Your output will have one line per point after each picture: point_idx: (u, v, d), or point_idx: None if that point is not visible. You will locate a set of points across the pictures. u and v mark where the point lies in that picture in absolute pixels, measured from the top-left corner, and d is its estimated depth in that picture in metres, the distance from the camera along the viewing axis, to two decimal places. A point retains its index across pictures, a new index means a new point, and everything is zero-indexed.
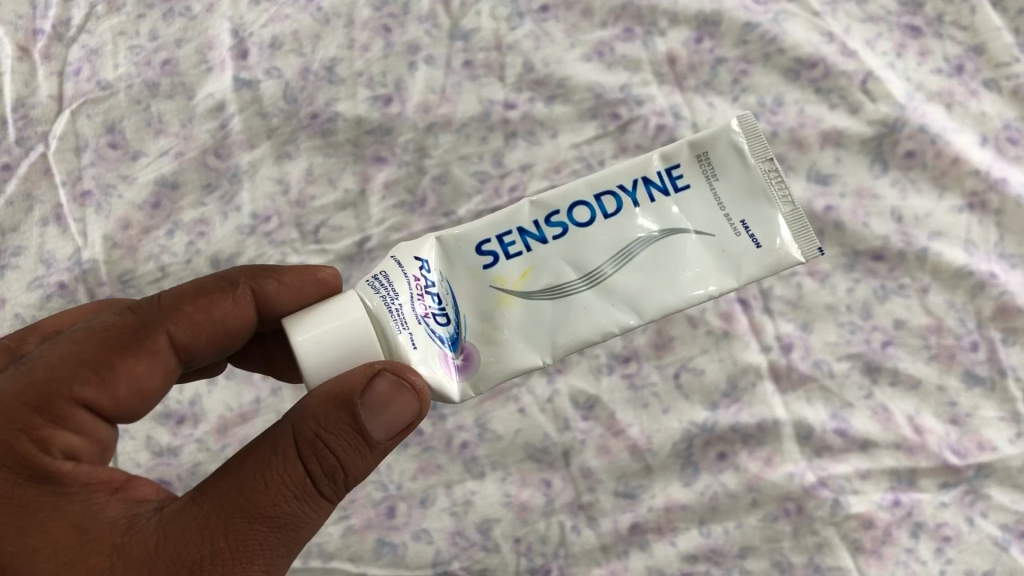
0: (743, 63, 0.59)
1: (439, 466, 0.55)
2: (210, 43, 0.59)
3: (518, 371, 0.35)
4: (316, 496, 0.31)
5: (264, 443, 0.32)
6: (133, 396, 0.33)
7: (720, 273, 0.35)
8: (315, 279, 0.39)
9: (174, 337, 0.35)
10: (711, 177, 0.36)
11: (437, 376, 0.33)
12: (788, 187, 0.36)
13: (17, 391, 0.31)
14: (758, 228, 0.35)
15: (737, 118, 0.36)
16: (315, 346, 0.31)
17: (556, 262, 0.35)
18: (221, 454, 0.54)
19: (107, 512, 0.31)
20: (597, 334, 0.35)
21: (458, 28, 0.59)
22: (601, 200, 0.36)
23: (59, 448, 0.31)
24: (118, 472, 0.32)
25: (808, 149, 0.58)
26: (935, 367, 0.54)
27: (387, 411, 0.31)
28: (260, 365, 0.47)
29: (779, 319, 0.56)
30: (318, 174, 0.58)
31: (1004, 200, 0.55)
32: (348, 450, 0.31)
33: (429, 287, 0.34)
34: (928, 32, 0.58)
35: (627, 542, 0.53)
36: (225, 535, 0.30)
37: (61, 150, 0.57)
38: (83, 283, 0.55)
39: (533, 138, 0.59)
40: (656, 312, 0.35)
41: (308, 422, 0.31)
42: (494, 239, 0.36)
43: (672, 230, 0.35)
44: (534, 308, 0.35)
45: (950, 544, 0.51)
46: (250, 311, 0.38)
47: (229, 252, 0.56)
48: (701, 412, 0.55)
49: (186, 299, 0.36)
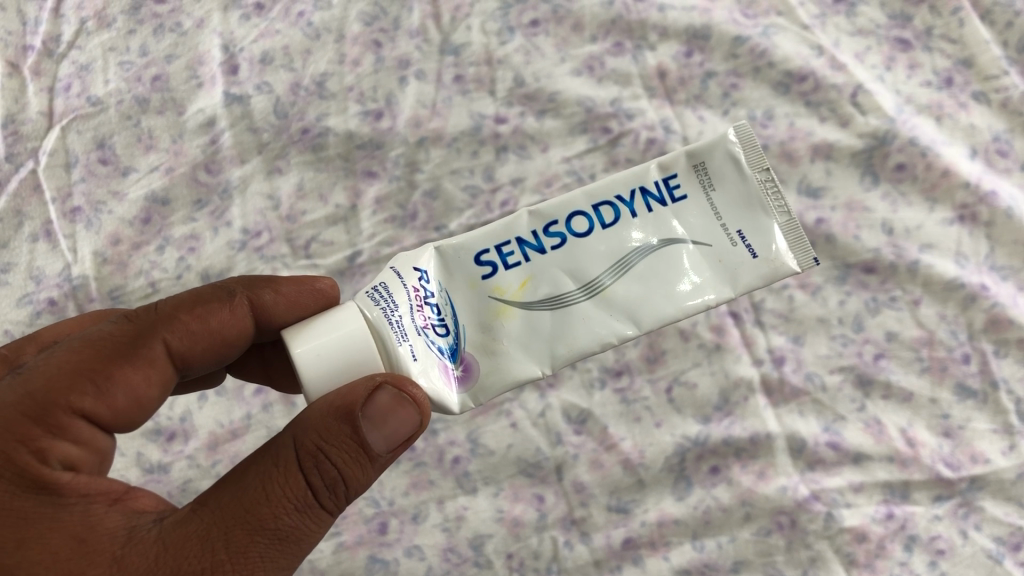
0: (733, 76, 0.59)
1: (430, 482, 0.55)
2: (201, 59, 0.59)
3: (518, 381, 0.35)
4: (317, 508, 0.31)
5: (264, 455, 0.31)
6: (131, 406, 0.33)
7: (717, 282, 0.35)
8: (313, 289, 0.39)
9: (170, 346, 0.35)
10: (708, 188, 0.36)
11: (437, 387, 0.33)
12: (784, 197, 0.36)
13: (15, 401, 0.31)
14: (754, 238, 0.35)
15: (733, 128, 0.36)
16: (315, 358, 0.31)
17: (554, 272, 0.35)
18: (211, 471, 0.54)
19: (105, 523, 0.30)
20: (595, 344, 0.35)
21: (449, 43, 0.59)
22: (599, 210, 0.36)
23: (57, 459, 0.30)
24: (117, 483, 0.32)
25: (798, 162, 0.58)
26: (927, 379, 0.54)
27: (390, 423, 0.31)
28: (260, 375, 0.46)
29: (771, 332, 0.56)
30: (309, 190, 0.58)
31: (994, 212, 0.55)
32: (349, 462, 0.31)
33: (428, 298, 0.34)
34: (917, 45, 0.59)
35: (620, 557, 0.53)
36: (226, 547, 0.29)
37: (51, 167, 0.57)
38: (72, 299, 0.55)
39: (524, 152, 0.59)
40: (654, 322, 0.35)
41: (310, 434, 0.31)
42: (493, 249, 0.36)
43: (669, 240, 0.35)
44: (533, 318, 0.35)
45: (944, 557, 0.51)
46: (247, 322, 0.37)
47: (219, 268, 0.56)
48: (694, 425, 0.54)
49: (183, 308, 0.36)
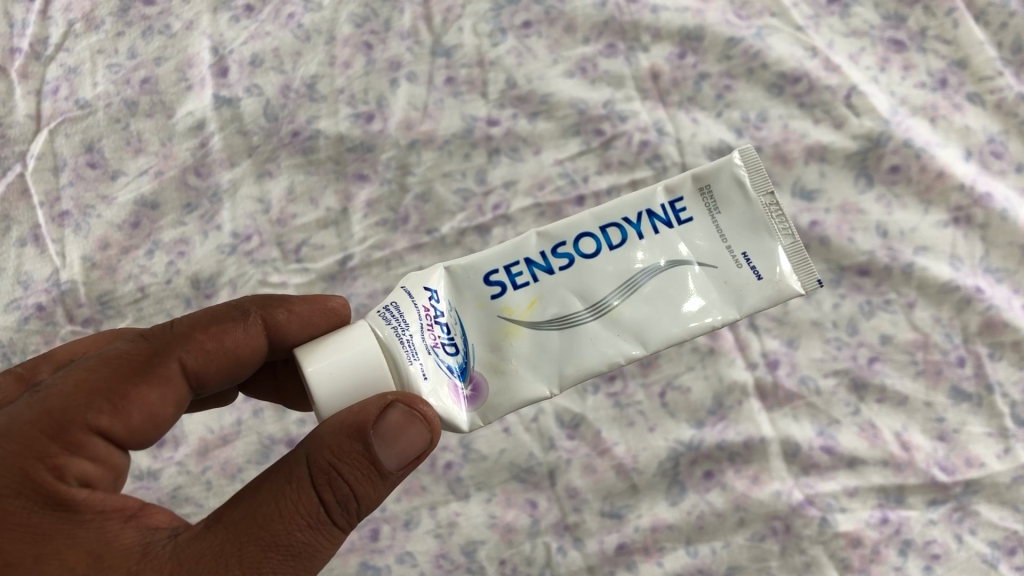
0: (726, 78, 0.59)
1: (423, 488, 0.54)
2: (190, 61, 0.58)
3: (526, 401, 0.34)
4: (329, 524, 0.31)
5: (277, 471, 0.31)
6: (146, 423, 0.32)
7: (723, 304, 0.35)
8: (325, 308, 0.39)
9: (186, 365, 0.34)
10: (713, 210, 0.36)
11: (446, 405, 0.32)
12: (789, 220, 0.35)
13: (32, 418, 0.30)
14: (759, 260, 0.35)
15: (738, 152, 0.36)
16: (327, 377, 0.31)
17: (563, 293, 0.35)
18: (202, 477, 0.54)
19: (121, 540, 0.30)
20: (603, 364, 0.35)
21: (440, 44, 0.59)
22: (607, 230, 0.36)
23: (74, 476, 0.30)
24: (132, 499, 0.31)
25: (792, 164, 0.57)
26: (921, 383, 0.54)
27: (401, 441, 0.30)
28: (274, 394, 0.46)
29: (765, 336, 0.55)
30: (299, 193, 0.57)
31: (989, 214, 0.55)
32: (361, 479, 0.31)
33: (438, 317, 0.34)
34: (911, 46, 0.58)
35: (614, 563, 0.52)
36: (240, 563, 0.29)
37: (39, 170, 0.56)
38: (61, 304, 0.55)
39: (516, 155, 0.58)
40: (662, 342, 0.35)
41: (322, 452, 0.30)
42: (502, 269, 0.35)
43: (676, 261, 0.35)
44: (541, 338, 0.34)
45: (939, 562, 0.51)
46: (261, 341, 0.37)
47: (209, 272, 0.56)
48: (687, 430, 0.54)
49: (199, 326, 0.35)
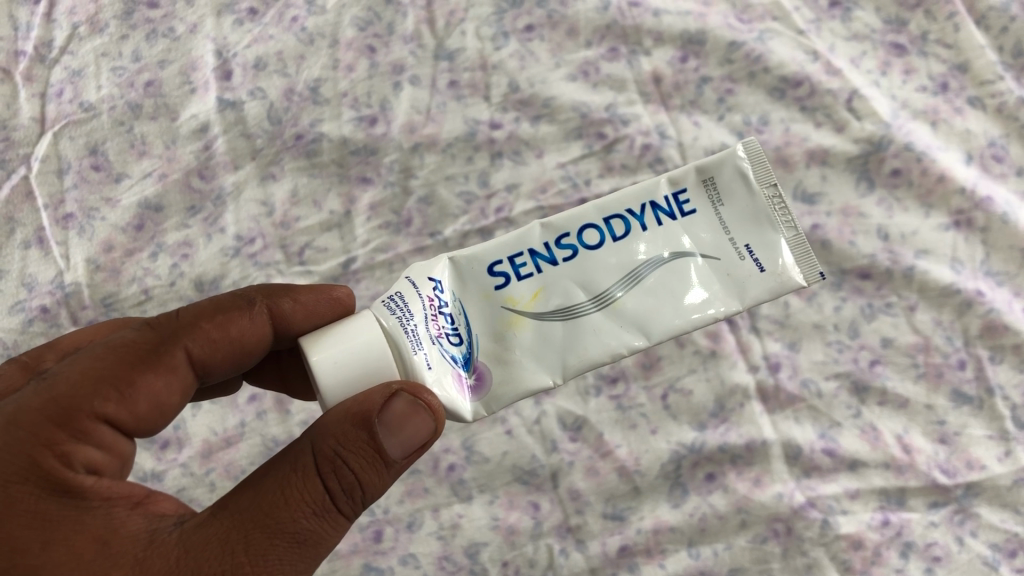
0: (728, 81, 0.59)
1: (426, 490, 0.54)
2: (194, 65, 0.58)
3: (529, 391, 0.35)
4: (334, 512, 0.31)
5: (283, 459, 0.31)
6: (152, 412, 0.32)
7: (725, 296, 0.35)
8: (330, 297, 0.39)
9: (192, 354, 0.34)
10: (716, 203, 0.36)
11: (450, 395, 0.33)
12: (791, 213, 0.36)
13: (40, 406, 0.30)
14: (762, 252, 0.35)
15: (741, 145, 0.36)
16: (333, 366, 0.31)
17: (566, 284, 0.35)
18: (206, 479, 0.54)
19: (128, 527, 0.30)
20: (606, 355, 0.35)
21: (443, 48, 0.59)
22: (611, 222, 0.36)
23: (81, 463, 0.30)
24: (138, 487, 0.31)
25: (794, 167, 0.58)
26: (922, 386, 0.54)
27: (405, 430, 0.30)
28: (278, 385, 0.46)
29: (767, 339, 0.56)
30: (303, 196, 0.57)
31: (990, 218, 0.55)
32: (365, 467, 0.31)
33: (442, 307, 0.34)
34: (913, 50, 0.58)
35: (616, 565, 0.52)
36: (246, 549, 0.29)
37: (43, 173, 0.56)
38: (65, 306, 0.55)
39: (519, 158, 0.58)
40: (664, 333, 0.35)
41: (327, 440, 0.30)
42: (506, 260, 0.35)
43: (679, 253, 0.35)
44: (545, 329, 0.35)
45: (940, 564, 0.51)
46: (266, 330, 0.37)
47: (213, 275, 0.56)
48: (689, 432, 0.54)
49: (204, 316, 0.36)
